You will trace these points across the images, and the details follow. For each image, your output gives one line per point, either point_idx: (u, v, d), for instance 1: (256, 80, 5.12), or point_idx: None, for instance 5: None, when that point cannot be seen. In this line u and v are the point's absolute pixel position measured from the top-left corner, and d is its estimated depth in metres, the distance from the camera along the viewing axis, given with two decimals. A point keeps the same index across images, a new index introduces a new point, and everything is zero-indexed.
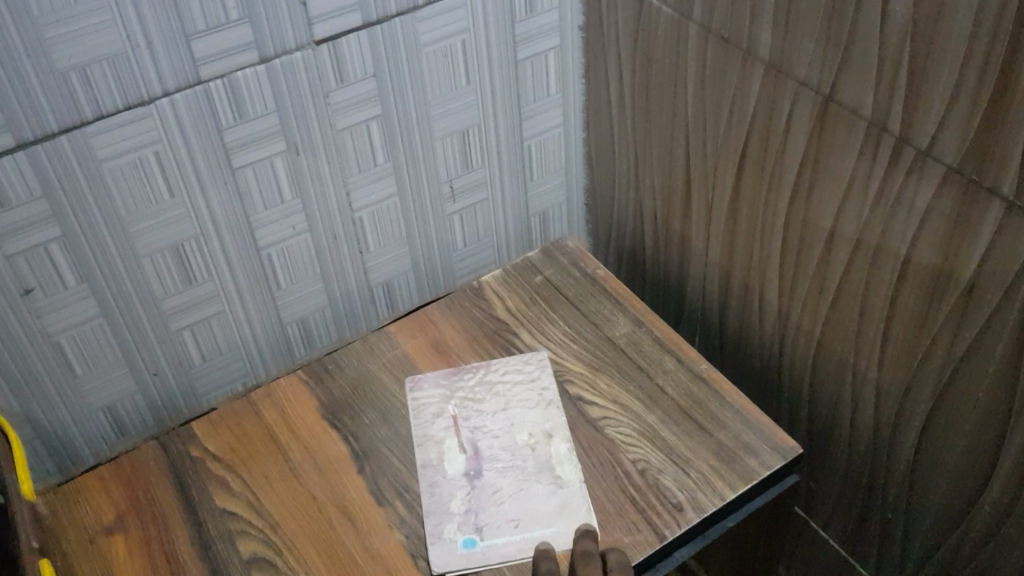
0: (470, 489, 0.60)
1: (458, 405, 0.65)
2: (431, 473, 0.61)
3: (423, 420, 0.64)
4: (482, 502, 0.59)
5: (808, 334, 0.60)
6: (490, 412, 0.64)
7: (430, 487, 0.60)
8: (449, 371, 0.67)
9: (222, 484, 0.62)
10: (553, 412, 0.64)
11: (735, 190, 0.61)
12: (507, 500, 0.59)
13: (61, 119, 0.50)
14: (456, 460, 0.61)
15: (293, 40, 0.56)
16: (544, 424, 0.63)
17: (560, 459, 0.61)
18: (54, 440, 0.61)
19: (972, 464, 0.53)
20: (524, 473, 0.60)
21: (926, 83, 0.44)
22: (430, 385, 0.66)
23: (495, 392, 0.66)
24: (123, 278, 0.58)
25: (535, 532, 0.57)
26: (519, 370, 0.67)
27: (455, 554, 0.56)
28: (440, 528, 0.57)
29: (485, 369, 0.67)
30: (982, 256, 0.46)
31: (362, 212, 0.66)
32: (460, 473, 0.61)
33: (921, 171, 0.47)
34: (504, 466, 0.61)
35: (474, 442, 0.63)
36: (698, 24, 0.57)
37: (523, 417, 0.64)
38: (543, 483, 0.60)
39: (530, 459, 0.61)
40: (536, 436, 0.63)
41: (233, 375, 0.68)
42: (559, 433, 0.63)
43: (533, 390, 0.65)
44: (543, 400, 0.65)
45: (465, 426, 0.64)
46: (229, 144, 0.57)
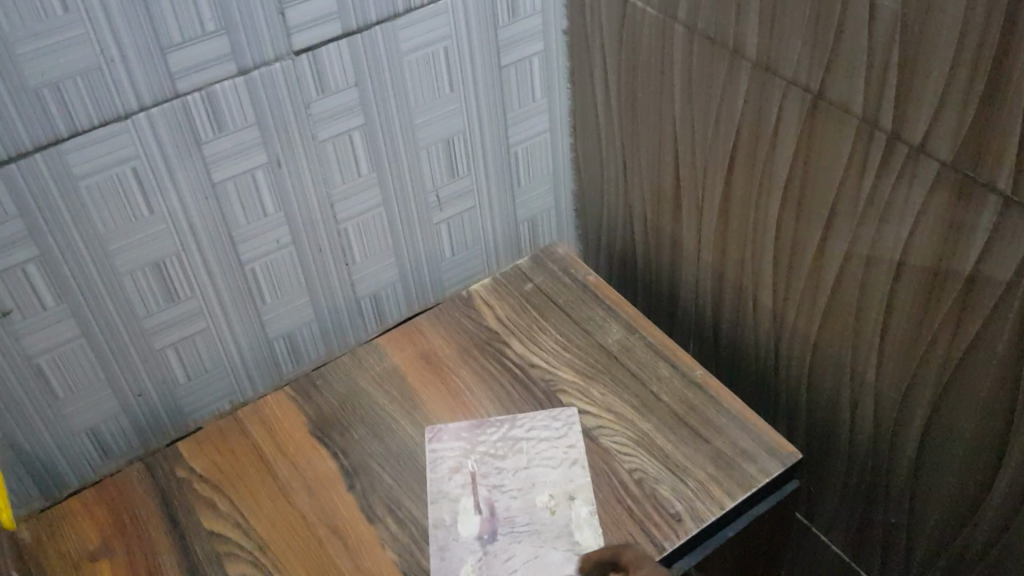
0: (482, 556, 0.55)
1: (477, 463, 0.61)
2: (442, 535, 0.57)
3: (439, 476, 0.60)
4: (493, 570, 0.55)
5: (804, 337, 0.59)
6: (509, 470, 0.61)
7: (440, 549, 0.56)
8: (469, 428, 0.63)
9: (209, 505, 0.60)
10: (577, 472, 0.60)
11: (725, 191, 0.60)
12: (520, 568, 0.54)
13: (35, 137, 0.49)
14: (470, 521, 0.58)
15: (272, 50, 0.55)
16: (565, 485, 0.59)
17: (579, 524, 0.57)
18: (37, 464, 0.60)
19: (976, 465, 0.52)
20: (524, 490, 0.59)
21: (917, 78, 0.43)
22: (445, 446, 0.62)
23: (519, 449, 0.62)
24: (103, 297, 0.56)
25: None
26: (546, 425, 0.63)
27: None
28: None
29: (508, 427, 0.63)
30: (980, 254, 0.45)
31: (347, 223, 0.65)
32: (473, 536, 0.57)
33: (915, 169, 0.46)
34: (520, 528, 0.57)
35: (492, 503, 0.59)
36: (684, 25, 0.56)
37: (546, 477, 0.60)
38: (558, 549, 0.55)
39: (549, 523, 0.57)
40: (557, 500, 0.58)
41: (219, 393, 0.66)
42: (581, 495, 0.58)
43: (560, 447, 0.61)
44: (570, 459, 0.61)
45: (483, 484, 0.60)
46: (210, 159, 0.56)
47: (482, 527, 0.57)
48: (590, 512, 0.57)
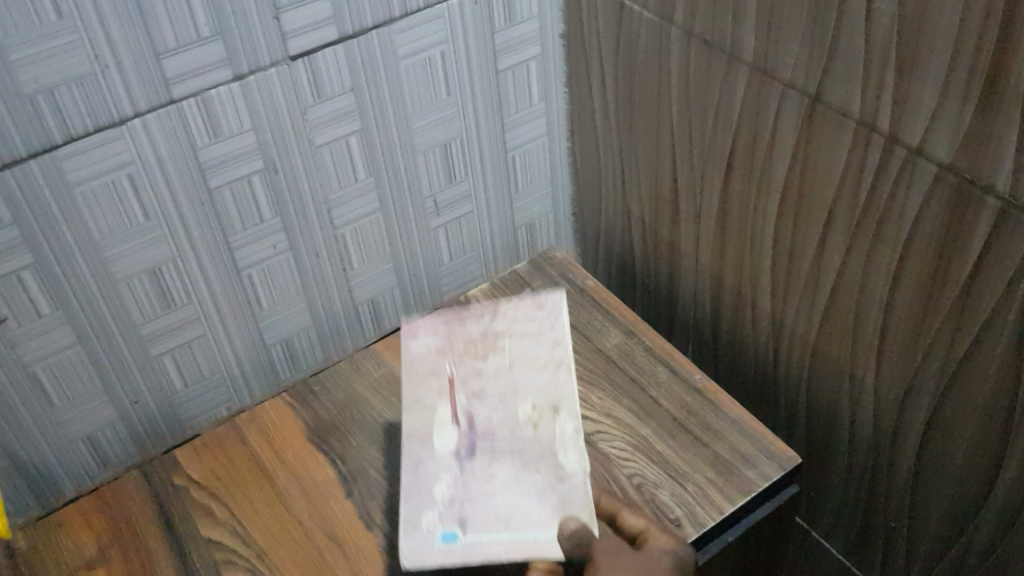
0: (459, 474, 0.52)
1: (455, 366, 0.58)
2: (416, 448, 0.54)
3: (418, 384, 0.57)
4: (470, 492, 0.51)
5: (803, 341, 0.59)
6: (490, 372, 0.57)
7: (412, 462, 0.53)
8: (448, 330, 0.60)
9: (207, 512, 0.60)
10: (564, 375, 0.56)
11: (723, 195, 0.60)
12: (499, 493, 0.51)
13: (29, 143, 0.49)
14: (445, 435, 0.54)
15: (268, 56, 0.54)
16: (549, 394, 0.55)
17: (564, 444, 0.53)
18: (34, 473, 0.59)
19: (976, 468, 0.51)
20: (506, 398, 0.56)
21: (914, 80, 0.43)
22: (426, 353, 0.59)
23: (500, 347, 0.59)
24: (99, 304, 0.56)
25: (525, 535, 0.48)
26: (528, 325, 0.59)
27: (428, 550, 0.49)
28: (416, 516, 0.51)
29: (488, 327, 0.60)
30: (979, 256, 0.45)
31: (344, 229, 0.64)
32: (449, 453, 0.53)
33: (913, 171, 0.46)
34: (500, 446, 0.53)
35: (472, 418, 0.55)
36: (681, 29, 0.56)
37: (529, 382, 0.56)
38: (541, 473, 0.51)
39: (534, 441, 0.53)
40: (540, 408, 0.55)
41: (217, 400, 0.66)
42: (566, 406, 0.54)
43: (542, 344, 0.58)
44: (553, 361, 0.57)
45: (463, 392, 0.56)
46: (206, 165, 0.56)
47: (459, 442, 0.54)
48: (576, 430, 0.53)
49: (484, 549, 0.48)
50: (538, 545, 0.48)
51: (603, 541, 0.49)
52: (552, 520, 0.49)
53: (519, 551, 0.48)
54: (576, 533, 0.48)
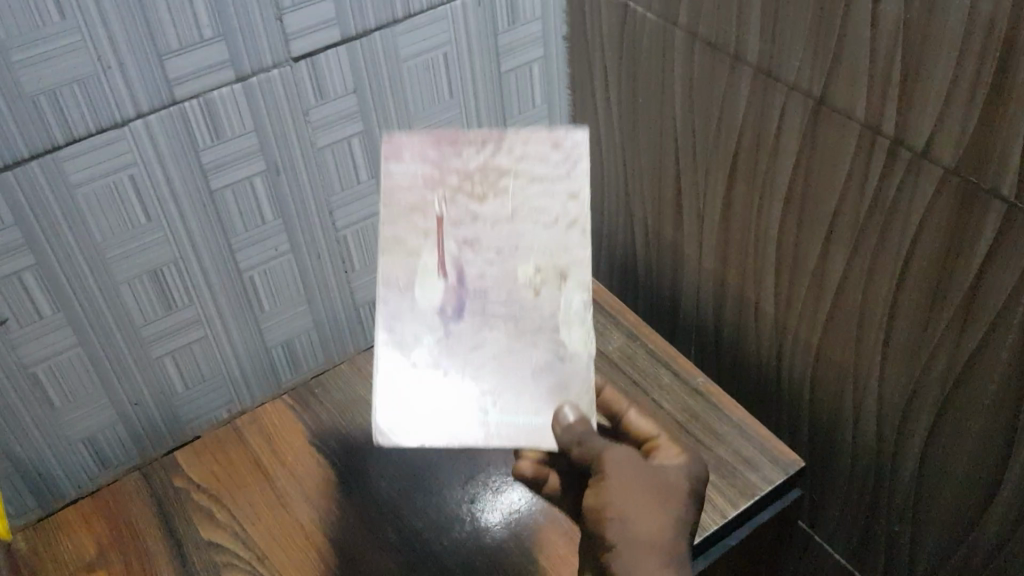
0: (442, 337, 0.47)
1: (447, 194, 0.46)
2: (392, 298, 0.46)
3: (394, 215, 0.46)
4: (455, 357, 0.47)
5: (807, 344, 0.59)
6: (488, 220, 0.46)
7: (387, 315, 0.46)
8: (437, 163, 0.46)
9: (207, 514, 0.60)
10: (574, 235, 0.46)
11: (727, 197, 0.59)
12: (489, 365, 0.47)
13: (31, 143, 0.49)
14: (430, 286, 0.46)
15: (270, 58, 0.54)
16: (558, 257, 0.46)
17: (569, 317, 0.47)
18: (34, 475, 0.59)
19: (980, 473, 0.51)
20: (503, 252, 0.46)
21: (920, 81, 0.43)
22: (407, 185, 0.46)
23: (503, 187, 0.46)
24: (100, 305, 0.56)
25: (517, 422, 0.47)
26: (541, 144, 0.47)
27: (406, 426, 0.47)
28: (395, 380, 0.47)
29: (491, 164, 0.46)
30: (984, 260, 0.44)
31: (346, 230, 0.64)
32: (433, 310, 0.46)
33: (918, 174, 0.45)
34: (495, 313, 0.46)
35: (463, 266, 0.46)
36: (684, 31, 0.56)
37: (534, 238, 0.46)
38: (540, 347, 0.47)
39: (535, 313, 0.47)
40: (545, 269, 0.46)
41: (217, 402, 0.66)
42: (576, 274, 0.46)
43: (556, 199, 0.46)
44: (567, 217, 0.46)
45: (452, 235, 0.46)
46: (207, 166, 0.56)
47: (446, 300, 0.46)
48: (583, 303, 0.46)
49: (471, 431, 0.47)
50: (530, 434, 0.47)
51: (612, 450, 0.48)
52: (546, 403, 0.47)
53: (515, 441, 0.46)
54: (581, 436, 0.46)
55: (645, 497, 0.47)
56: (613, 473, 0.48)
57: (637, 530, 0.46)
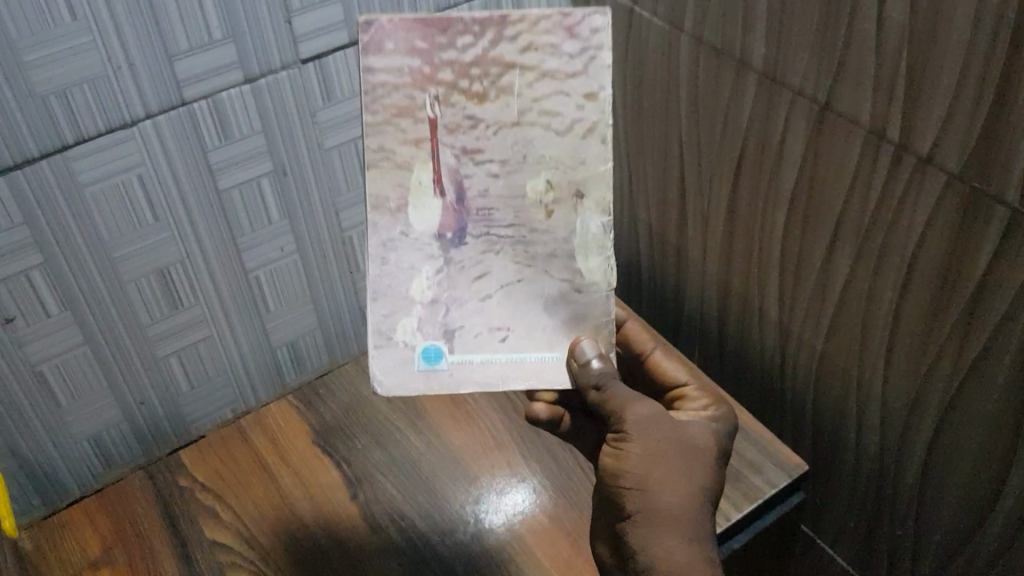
0: (445, 269, 0.49)
1: (441, 90, 0.46)
2: (384, 223, 0.48)
3: (379, 121, 0.46)
4: (459, 293, 0.49)
5: (810, 348, 0.59)
6: (495, 129, 0.46)
7: (381, 246, 0.48)
8: (425, 51, 0.45)
9: (211, 513, 0.60)
10: (592, 143, 0.47)
11: (732, 202, 0.60)
12: (496, 296, 0.50)
13: (41, 143, 0.49)
14: (427, 207, 0.48)
15: (279, 60, 0.55)
16: (571, 173, 0.48)
17: (586, 243, 0.49)
18: (40, 474, 0.59)
19: (983, 477, 0.51)
20: (509, 162, 0.47)
21: (925, 86, 0.43)
22: (393, 82, 0.46)
23: (508, 84, 0.46)
24: (107, 304, 0.56)
25: (527, 359, 0.50)
26: (548, 37, 0.46)
27: (410, 371, 0.50)
28: (394, 321, 0.49)
29: (493, 55, 0.46)
30: (988, 265, 0.45)
31: (351, 231, 0.65)
32: (431, 234, 0.48)
33: (922, 179, 0.46)
34: (499, 235, 0.48)
35: (459, 178, 0.47)
36: (690, 35, 0.56)
37: (544, 147, 0.47)
38: (552, 276, 0.49)
39: (548, 236, 0.49)
40: (559, 187, 0.48)
41: (222, 403, 0.66)
42: (593, 193, 0.48)
43: (570, 99, 0.46)
44: (585, 122, 0.47)
45: (449, 145, 0.47)
46: (215, 166, 0.56)
47: (444, 223, 0.48)
48: (602, 226, 0.48)
49: (480, 371, 0.50)
50: (541, 371, 0.50)
51: (636, 407, 0.49)
52: (562, 337, 0.50)
53: (527, 381, 0.49)
54: (601, 375, 0.48)
55: (668, 456, 0.48)
56: (638, 432, 0.48)
57: (660, 489, 0.47)
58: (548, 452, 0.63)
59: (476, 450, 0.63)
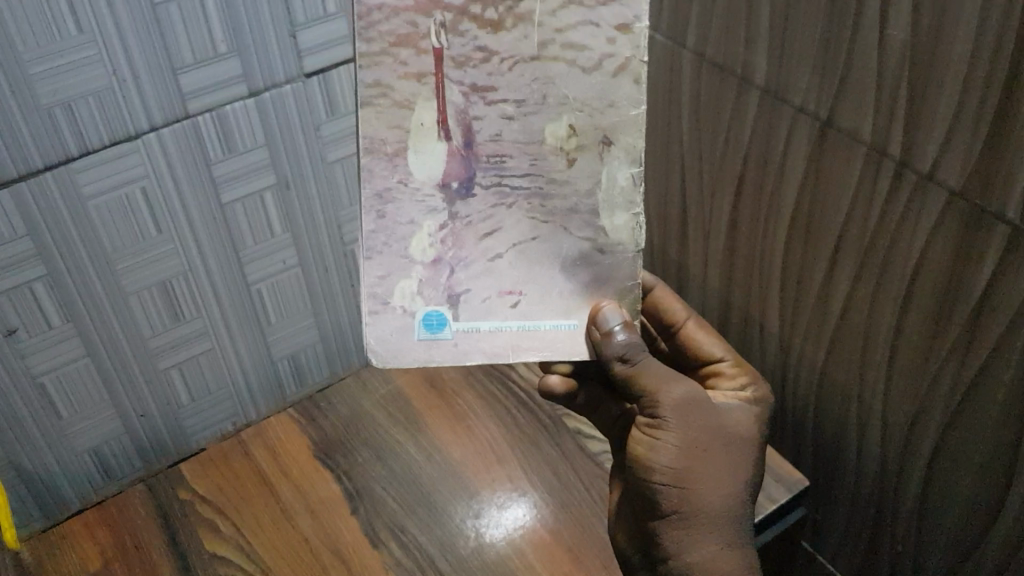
0: (450, 224, 0.48)
1: (448, 16, 0.44)
2: (380, 168, 0.46)
3: (375, 50, 0.44)
4: (466, 252, 0.48)
5: (810, 364, 0.59)
6: (517, 68, 0.45)
7: (377, 199, 0.47)
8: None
9: (211, 526, 0.60)
10: (623, 82, 0.46)
11: (733, 218, 0.60)
12: (507, 256, 0.48)
13: (47, 156, 0.49)
14: (427, 148, 0.46)
15: (282, 73, 0.55)
16: (595, 115, 0.46)
17: (612, 196, 0.48)
18: (40, 486, 0.59)
19: (982, 496, 0.51)
20: (526, 104, 0.46)
21: (926, 104, 0.43)
22: (391, 4, 0.43)
23: (528, 11, 0.44)
24: (110, 317, 0.56)
25: (540, 326, 0.49)
26: None
27: (410, 339, 0.49)
28: (390, 284, 0.49)
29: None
30: (987, 283, 0.45)
31: (352, 245, 0.65)
32: (434, 183, 0.47)
33: (923, 196, 0.46)
34: (512, 186, 0.47)
35: (467, 119, 0.46)
36: (693, 52, 0.57)
37: (568, 88, 0.46)
38: (572, 234, 0.48)
39: (568, 188, 0.47)
40: (583, 132, 0.46)
41: (222, 415, 0.66)
42: (620, 137, 0.47)
43: (600, 30, 0.45)
44: (617, 58, 0.45)
45: (458, 82, 0.45)
46: (218, 179, 0.56)
47: (449, 171, 0.47)
48: (631, 177, 0.47)
49: (487, 340, 0.49)
50: (556, 339, 0.49)
51: (674, 390, 0.49)
52: (581, 302, 0.49)
53: (540, 352, 0.49)
54: (627, 346, 0.47)
55: (705, 446, 0.49)
56: (675, 420, 0.49)
57: (699, 485, 0.49)
58: (549, 469, 0.63)
59: (477, 464, 0.63)
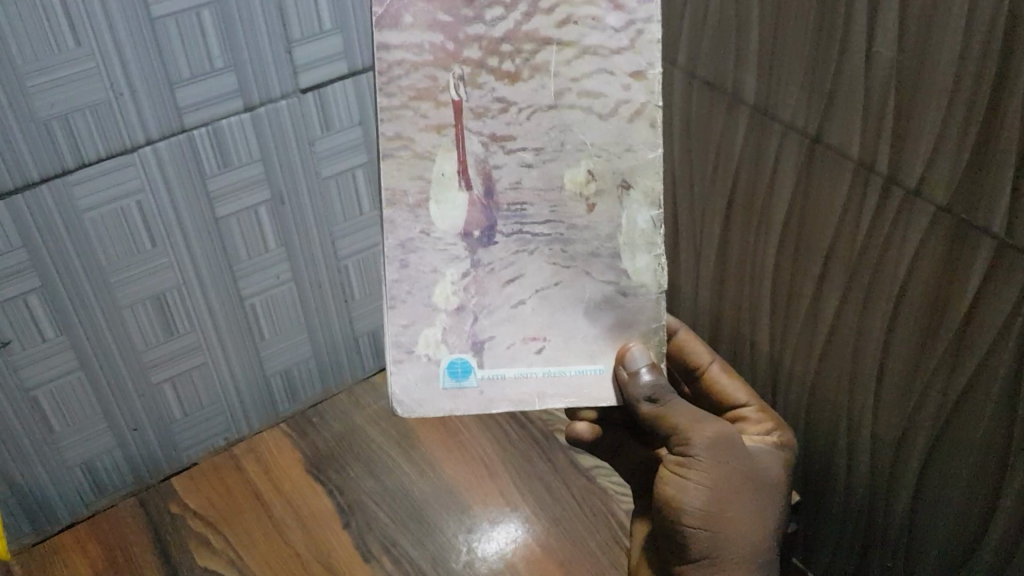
0: (471, 272, 0.48)
1: (466, 70, 0.44)
2: (402, 219, 0.47)
3: (396, 104, 0.45)
4: (489, 298, 0.48)
5: (801, 380, 0.59)
6: (538, 119, 0.45)
7: (400, 248, 0.47)
8: (449, 25, 0.43)
9: (203, 541, 0.60)
10: (640, 128, 0.46)
11: (723, 234, 0.61)
12: (532, 301, 0.49)
13: (43, 167, 0.49)
14: (449, 200, 0.46)
15: (279, 89, 0.56)
16: (612, 159, 0.46)
17: (633, 239, 0.47)
18: (31, 499, 0.59)
19: (970, 513, 0.51)
20: (543, 150, 0.46)
21: (913, 121, 0.44)
22: (412, 59, 0.44)
23: (543, 62, 0.44)
24: (103, 329, 0.56)
25: (565, 373, 0.49)
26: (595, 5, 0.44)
27: (435, 388, 0.49)
28: (413, 333, 0.49)
29: (527, 29, 0.44)
30: (974, 297, 0.45)
31: (347, 261, 0.65)
32: (455, 232, 0.47)
33: (910, 211, 0.46)
34: (532, 233, 0.47)
35: (488, 169, 0.46)
36: (683, 69, 0.58)
37: (585, 133, 0.46)
38: (596, 278, 0.48)
39: (589, 233, 0.47)
40: (602, 177, 0.46)
41: (214, 430, 0.66)
42: (641, 181, 0.46)
43: (616, 79, 0.45)
44: (632, 104, 0.45)
45: (476, 133, 0.45)
46: (213, 193, 0.56)
47: (471, 219, 0.47)
48: (651, 221, 0.47)
49: (513, 387, 0.49)
50: (580, 385, 0.49)
51: (704, 430, 0.49)
52: (605, 347, 0.49)
53: (566, 398, 0.49)
54: (653, 387, 0.47)
55: (735, 491, 0.49)
56: (706, 460, 0.49)
57: (727, 530, 0.49)
58: (541, 484, 0.63)
59: (469, 479, 0.63)
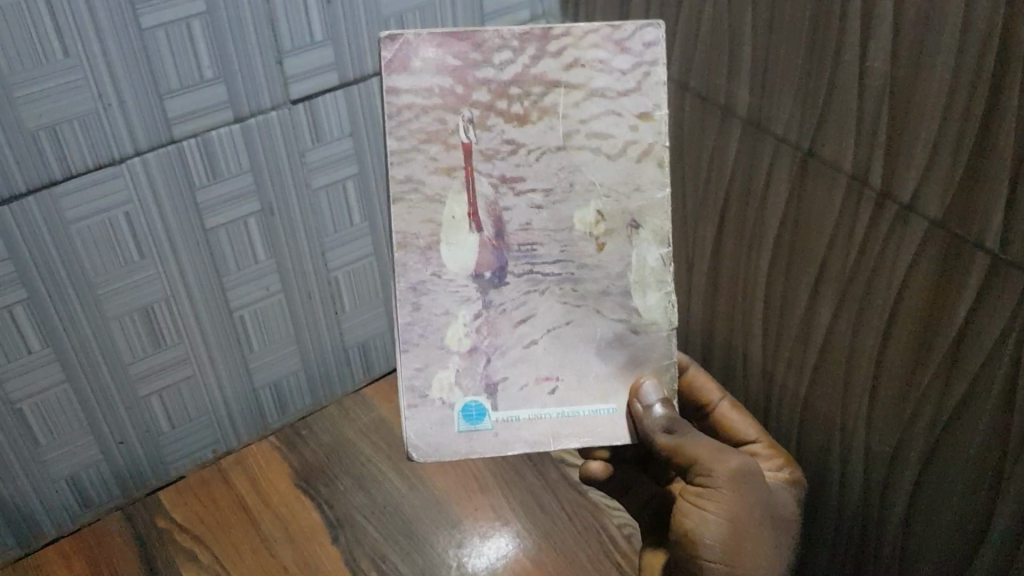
0: (483, 313, 0.48)
1: (475, 113, 0.45)
2: (413, 262, 0.47)
3: (406, 147, 0.45)
4: (503, 341, 0.48)
5: (795, 395, 0.59)
6: (548, 164, 0.46)
7: (411, 291, 0.47)
8: (458, 69, 0.45)
9: (190, 556, 0.60)
10: (648, 167, 0.47)
11: (715, 249, 0.60)
12: (544, 341, 0.48)
13: (30, 177, 0.49)
14: (462, 244, 0.47)
15: (269, 99, 0.55)
16: (621, 199, 0.47)
17: (643, 276, 0.48)
18: (16, 515, 0.58)
19: (963, 530, 0.50)
20: (553, 192, 0.46)
21: (905, 136, 0.44)
22: (422, 102, 0.45)
23: (551, 104, 0.45)
24: (90, 341, 0.56)
25: (580, 413, 0.48)
26: (603, 48, 0.45)
27: (450, 433, 0.48)
28: (427, 376, 0.48)
29: (534, 72, 0.45)
30: (969, 312, 0.45)
31: (338, 271, 0.65)
32: (467, 274, 0.47)
33: (903, 225, 0.46)
34: (544, 272, 0.47)
35: (498, 210, 0.46)
36: (677, 81, 0.58)
37: (595, 174, 0.46)
38: (606, 315, 0.48)
39: (598, 271, 0.48)
40: (611, 217, 0.47)
41: (202, 443, 0.65)
42: (649, 222, 0.47)
43: (623, 119, 0.46)
44: (641, 144, 0.46)
45: (486, 174, 0.46)
46: (202, 204, 0.56)
47: (482, 261, 0.47)
48: (661, 258, 0.48)
49: (528, 428, 0.48)
50: (594, 427, 0.48)
51: (729, 462, 0.48)
52: (617, 386, 0.48)
53: (582, 438, 0.48)
54: (669, 419, 0.47)
55: (755, 523, 0.48)
56: (730, 493, 0.47)
57: (746, 568, 0.48)
58: (534, 500, 0.62)
59: (458, 494, 0.63)
